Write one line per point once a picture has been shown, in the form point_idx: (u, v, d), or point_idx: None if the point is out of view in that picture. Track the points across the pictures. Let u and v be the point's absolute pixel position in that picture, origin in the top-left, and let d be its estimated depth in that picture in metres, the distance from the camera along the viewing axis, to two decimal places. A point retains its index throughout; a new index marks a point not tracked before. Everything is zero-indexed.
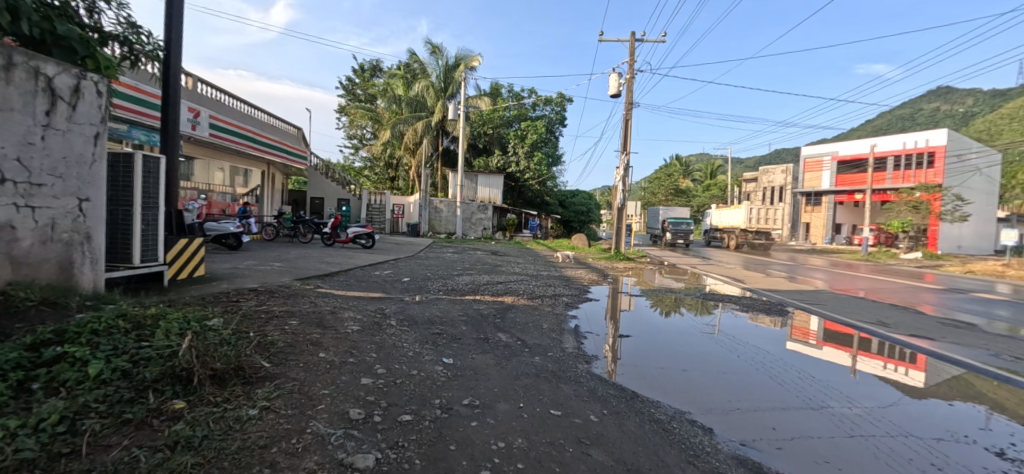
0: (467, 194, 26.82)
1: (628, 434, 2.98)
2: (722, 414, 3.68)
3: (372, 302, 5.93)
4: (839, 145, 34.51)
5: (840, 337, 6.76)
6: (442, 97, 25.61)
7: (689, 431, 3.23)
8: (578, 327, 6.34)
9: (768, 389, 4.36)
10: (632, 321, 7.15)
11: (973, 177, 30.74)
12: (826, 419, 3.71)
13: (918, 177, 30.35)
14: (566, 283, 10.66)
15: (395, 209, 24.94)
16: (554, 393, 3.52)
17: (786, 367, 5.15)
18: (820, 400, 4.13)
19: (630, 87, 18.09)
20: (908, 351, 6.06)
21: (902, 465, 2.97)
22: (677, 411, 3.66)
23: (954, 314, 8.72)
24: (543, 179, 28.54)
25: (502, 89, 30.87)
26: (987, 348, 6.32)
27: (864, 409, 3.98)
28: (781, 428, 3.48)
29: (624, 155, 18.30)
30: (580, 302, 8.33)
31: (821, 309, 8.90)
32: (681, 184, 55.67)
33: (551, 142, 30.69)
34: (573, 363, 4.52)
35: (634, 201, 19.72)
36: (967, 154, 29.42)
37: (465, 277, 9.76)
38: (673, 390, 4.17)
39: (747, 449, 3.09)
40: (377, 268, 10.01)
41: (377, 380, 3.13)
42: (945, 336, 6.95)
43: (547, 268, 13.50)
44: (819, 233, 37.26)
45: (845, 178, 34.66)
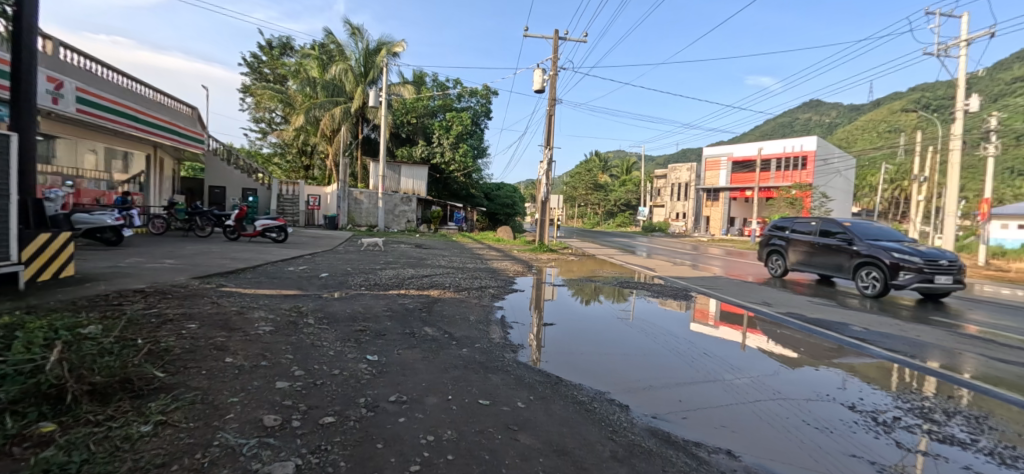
0: (390, 185, 25.99)
1: (554, 416, 3.12)
2: (638, 392, 3.98)
3: (286, 300, 5.54)
4: (734, 147, 38.52)
5: (734, 317, 7.60)
6: (362, 82, 24.45)
7: (609, 409, 3.46)
8: (504, 317, 6.46)
9: (674, 367, 4.78)
10: (555, 310, 7.41)
11: (835, 178, 36.07)
12: (721, 389, 4.17)
13: (795, 177, 34.93)
14: (492, 275, 10.76)
15: (310, 200, 23.48)
16: (482, 382, 3.57)
17: (691, 346, 5.69)
18: (717, 374, 4.64)
19: (552, 84, 18.64)
20: (787, 327, 7.00)
21: (783, 426, 3.42)
22: (598, 392, 3.88)
23: (821, 294, 10.28)
24: (468, 171, 28.41)
25: (426, 78, 29.86)
26: (846, 322, 7.48)
27: (752, 378, 4.55)
28: (687, 400, 3.86)
29: (548, 149, 18.86)
30: (506, 293, 8.46)
31: (719, 293, 9.87)
32: (600, 179, 58.45)
33: (476, 136, 30.42)
34: (500, 352, 4.61)
35: (557, 195, 20.35)
36: (831, 159, 34.42)
37: (388, 272, 9.44)
38: (594, 373, 4.42)
39: (657, 421, 3.38)
40: (291, 264, 9.33)
41: (294, 383, 2.93)
42: (815, 313, 8.12)
43: (474, 260, 13.58)
44: (717, 224, 41.36)
45: (738, 177, 38.82)
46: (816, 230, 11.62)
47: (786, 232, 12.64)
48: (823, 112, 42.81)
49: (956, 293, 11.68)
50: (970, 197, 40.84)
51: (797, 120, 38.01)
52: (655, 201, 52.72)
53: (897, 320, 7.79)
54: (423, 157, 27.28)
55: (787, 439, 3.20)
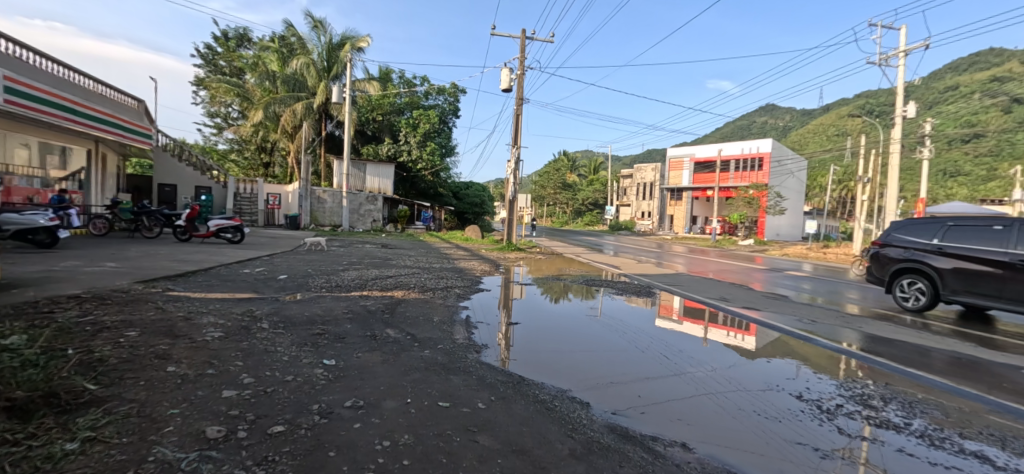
0: (354, 183, 25.31)
1: (514, 416, 3.14)
2: (599, 388, 4.04)
3: (239, 304, 5.30)
4: (696, 148, 39.83)
5: (694, 313, 7.86)
6: (325, 77, 23.74)
7: (569, 407, 3.51)
8: (470, 317, 6.43)
9: (635, 362, 4.89)
10: (522, 309, 7.43)
11: (789, 178, 37.91)
12: (678, 382, 4.31)
13: (752, 177, 36.47)
14: (459, 275, 10.70)
15: (269, 199, 22.59)
16: (443, 384, 3.55)
17: (653, 341, 5.85)
18: (676, 368, 4.78)
19: (520, 83, 18.70)
20: (743, 321, 7.30)
21: (734, 416, 3.56)
22: (560, 390, 3.92)
23: (774, 289, 10.78)
24: (436, 170, 28.04)
25: (392, 74, 29.31)
26: (797, 315, 7.87)
27: (708, 371, 4.72)
28: (646, 395, 3.96)
29: (516, 148, 18.91)
30: (473, 293, 8.43)
31: (681, 290, 10.19)
32: (568, 179, 59.15)
33: (444, 134, 30.08)
34: (464, 353, 4.59)
35: (525, 194, 20.43)
36: (785, 161, 36.15)
37: (351, 273, 9.21)
38: (558, 370, 4.46)
39: (616, 416, 3.45)
40: (246, 265, 8.95)
41: (242, 391, 2.81)
42: (769, 307, 8.49)
43: (440, 260, 13.48)
44: (680, 223, 42.67)
45: (699, 177, 40.19)
46: (1011, 242, 6.95)
47: (932, 242, 7.83)
48: (778, 116, 44.90)
49: None
50: (908, 197, 43.88)
51: (754, 123, 39.78)
52: (621, 200, 53.82)
53: (843, 313, 8.27)
54: (389, 155, 26.74)
55: (738, 429, 3.33)
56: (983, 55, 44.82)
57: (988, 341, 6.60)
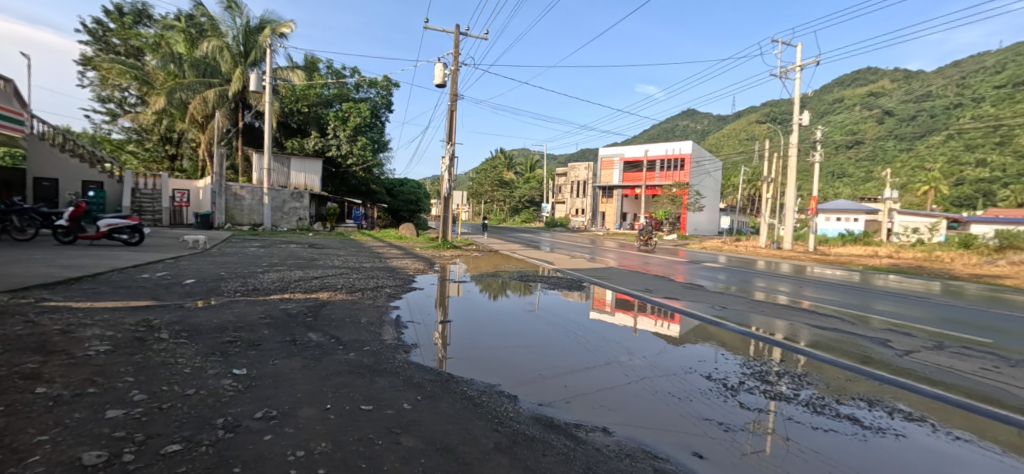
0: (277, 179, 23.68)
1: (441, 415, 3.12)
2: (529, 381, 4.13)
3: (135, 313, 4.76)
4: (625, 149, 41.86)
5: (623, 304, 8.26)
6: (241, 63, 21.94)
7: (497, 402, 3.54)
8: (400, 317, 6.26)
9: (565, 354, 5.06)
10: (456, 307, 7.37)
11: (706, 178, 41.02)
12: (603, 371, 4.52)
13: (675, 177, 39.01)
14: (391, 274, 10.41)
15: (175, 196, 20.52)
16: (367, 387, 3.44)
17: (583, 333, 6.07)
18: (603, 357, 5.01)
19: (454, 79, 18.47)
20: (666, 310, 7.80)
21: (652, 400, 3.81)
22: (489, 385, 3.95)
23: (693, 280, 11.62)
24: (368, 166, 26.91)
25: (319, 64, 27.69)
26: (713, 304, 8.55)
27: (631, 358, 5.00)
28: (572, 385, 4.11)
29: (451, 145, 18.71)
30: (405, 292, 8.22)
31: (610, 283, 10.67)
32: (505, 176, 59.58)
33: (376, 129, 28.95)
34: (392, 354, 4.47)
35: (461, 191, 20.25)
36: (703, 161, 39.07)
37: (271, 275, 8.61)
38: (489, 366, 4.49)
39: (543, 407, 3.55)
40: (146, 269, 8.06)
41: (132, 410, 2.54)
42: (688, 297, 9.15)
43: (372, 259, 13.01)
44: (611, 219, 44.66)
45: (628, 176, 42.32)
46: None
47: None
48: (698, 120, 48.39)
49: (796, 276, 13.96)
50: (805, 195, 49.35)
51: (676, 126, 42.58)
52: (556, 198, 55.19)
53: (751, 300, 9.12)
54: (316, 149, 25.26)
55: (655, 411, 3.57)
56: (863, 72, 51.41)
57: (863, 320, 7.62)
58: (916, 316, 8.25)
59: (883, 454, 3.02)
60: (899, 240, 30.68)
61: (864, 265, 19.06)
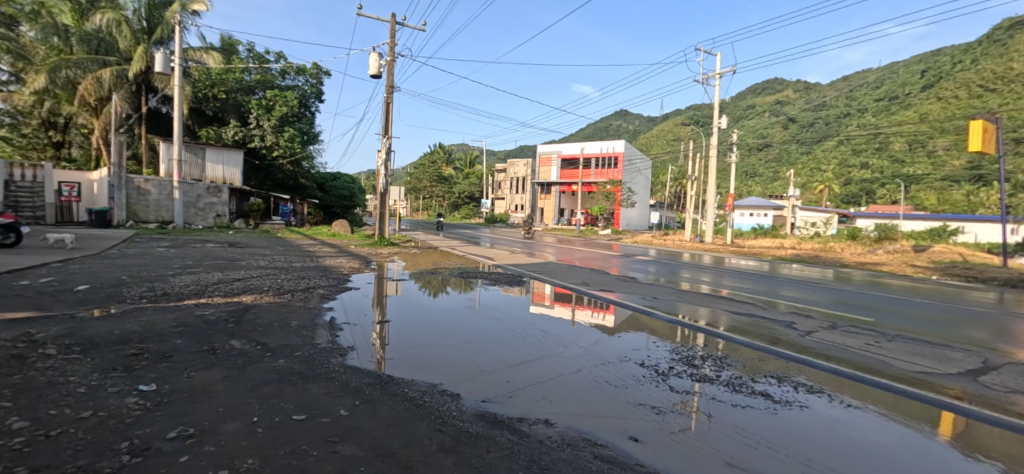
0: (190, 172, 21.59)
1: (381, 419, 3.00)
2: (471, 378, 4.09)
3: (9, 328, 4.09)
4: (562, 146, 42.93)
5: (562, 298, 8.48)
6: (145, 41, 19.66)
7: (439, 401, 3.48)
8: (334, 319, 5.94)
9: (508, 349, 5.08)
10: (395, 306, 7.15)
11: (637, 176, 43.18)
12: (545, 364, 4.60)
13: (609, 174, 40.64)
14: (324, 274, 9.86)
15: (63, 190, 18.11)
16: (300, 395, 3.23)
17: (525, 327, 6.14)
18: (544, 350, 5.10)
19: (390, 70, 17.85)
20: (603, 303, 8.11)
21: (591, 389, 3.93)
22: (431, 385, 3.86)
23: (627, 273, 12.20)
24: (297, 158, 25.23)
25: (238, 46, 25.45)
26: (645, 295, 9.02)
27: (571, 350, 5.12)
28: (515, 380, 4.13)
29: (387, 138, 18.08)
30: (339, 293, 7.82)
31: (549, 277, 10.91)
32: (444, 171, 58.76)
33: (305, 119, 27.21)
34: (325, 358, 4.23)
35: (398, 187, 19.65)
36: (635, 160, 41.10)
37: (184, 278, 7.80)
38: (431, 365, 4.39)
39: (486, 403, 3.53)
40: (25, 275, 6.96)
41: (9, 441, 2.19)
42: (623, 289, 9.59)
43: (302, 258, 12.26)
44: (549, 215, 45.63)
45: (565, 173, 43.48)
46: None
47: None
48: (630, 120, 50.76)
49: (717, 267, 15.15)
50: (723, 192, 53.61)
51: (610, 126, 44.33)
52: (496, 194, 55.39)
53: (678, 290, 9.74)
54: (236, 139, 23.25)
55: (594, 399, 3.69)
56: (772, 82, 56.76)
57: (773, 305, 8.45)
58: (815, 300, 9.28)
59: (791, 424, 3.36)
60: (801, 232, 34.38)
61: (773, 256, 21.13)
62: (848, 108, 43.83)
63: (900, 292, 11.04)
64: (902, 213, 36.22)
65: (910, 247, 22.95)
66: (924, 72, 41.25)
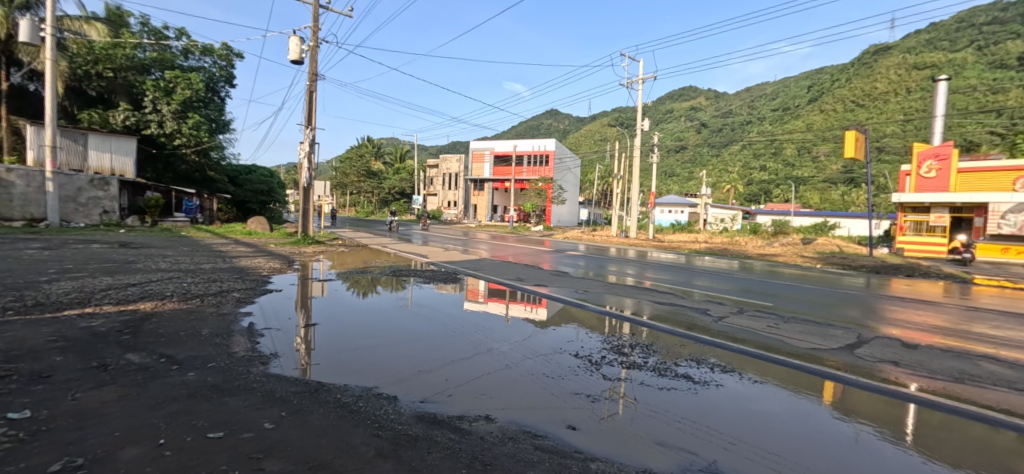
0: (67, 160, 18.76)
1: (310, 429, 2.80)
2: (407, 379, 3.95)
3: None
4: (495, 143, 43.15)
5: (497, 294, 8.51)
6: (4, 4, 16.61)
7: (374, 405, 3.32)
8: (253, 325, 5.44)
9: (444, 348, 4.99)
10: (323, 308, 6.72)
11: (568, 174, 44.58)
12: (482, 360, 4.58)
13: (540, 172, 41.54)
14: (239, 276, 9.02)
15: None
16: (215, 411, 2.92)
17: (461, 324, 6.08)
18: (481, 347, 5.08)
19: (313, 57, 16.76)
20: (536, 297, 8.26)
21: (528, 382, 3.98)
22: (365, 388, 3.68)
23: (558, 267, 12.55)
24: (204, 148, 22.82)
25: (128, 18, 22.37)
26: (576, 288, 9.34)
27: (507, 345, 5.15)
28: (453, 377, 4.06)
29: (310, 130, 16.97)
30: (257, 296, 7.19)
31: (483, 274, 10.91)
32: (373, 166, 56.51)
33: (213, 105, 24.67)
34: (244, 368, 3.86)
35: (322, 182, 18.55)
36: (565, 158, 42.39)
37: (64, 284, 6.74)
38: (365, 368, 4.17)
39: (424, 404, 3.43)
40: None
41: None
42: (555, 283, 9.84)
43: (213, 259, 11.14)
44: (482, 212, 45.65)
45: (498, 169, 43.76)
46: None
47: None
48: (560, 119, 52.23)
49: (640, 260, 16.12)
50: (645, 190, 57.16)
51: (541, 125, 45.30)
52: (428, 190, 54.35)
53: (606, 282, 10.20)
54: (127, 125, 20.46)
55: (532, 392, 3.74)
56: (687, 89, 61.45)
57: (689, 294, 9.15)
58: (725, 288, 10.21)
59: (710, 402, 3.64)
60: (712, 228, 37.66)
61: (689, 250, 22.92)
62: (751, 116, 48.64)
63: (792, 279, 12.52)
64: (793, 210, 41.07)
65: (799, 240, 26.10)
66: (810, 87, 47.03)
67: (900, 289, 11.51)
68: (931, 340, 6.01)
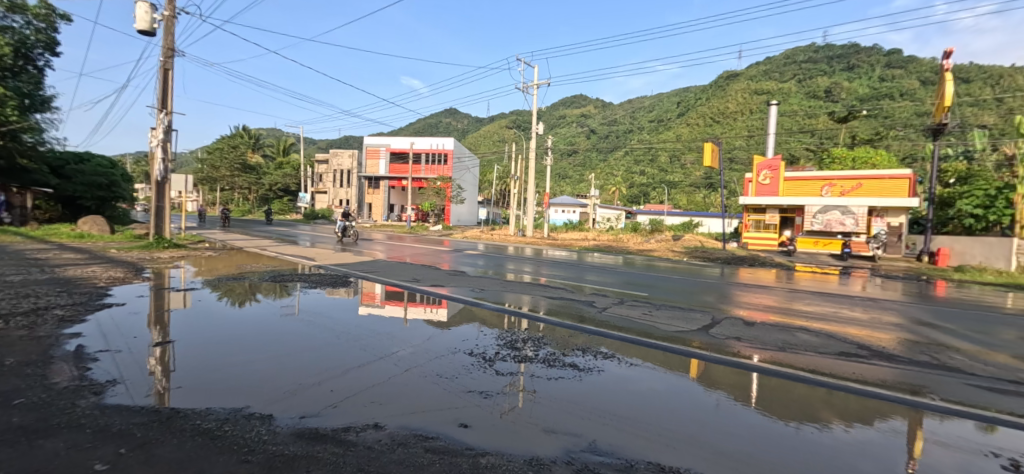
0: None
1: (160, 464, 2.40)
2: (286, 395, 3.60)
3: None
4: (391, 140, 41.50)
5: (395, 296, 8.23)
6: None
7: (244, 427, 2.96)
8: (83, 348, 4.49)
9: (331, 357, 4.65)
10: (183, 322, 5.82)
11: (467, 173, 44.67)
12: (374, 367, 4.34)
13: (439, 171, 41.03)
14: (65, 288, 7.39)
15: None
16: (21, 458, 2.36)
17: (353, 330, 5.75)
18: (375, 353, 4.83)
19: (169, 30, 14.44)
20: (434, 298, 8.15)
21: (423, 385, 3.89)
22: (233, 410, 3.27)
23: (457, 267, 12.53)
24: (14, 130, 18.29)
25: None
26: (474, 287, 9.42)
27: (403, 349, 4.97)
28: (339, 388, 3.80)
29: (165, 115, 14.59)
30: (92, 312, 5.95)
31: (377, 276, 10.43)
32: (250, 159, 50.58)
33: (27, 76, 19.85)
34: (68, 401, 3.18)
35: (184, 175, 16.07)
36: (464, 158, 42.45)
37: None
38: (233, 388, 3.70)
39: (305, 420, 3.15)
40: None
41: None
42: (452, 283, 9.81)
43: (27, 269, 8.99)
44: (378, 211, 43.70)
45: (394, 167, 42.19)
46: None
47: None
48: (459, 119, 52.26)
49: (537, 257, 16.85)
50: (540, 191, 59.79)
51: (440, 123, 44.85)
52: (316, 187, 50.30)
53: (504, 280, 10.44)
54: None
55: (426, 395, 3.66)
56: (578, 97, 65.85)
57: (578, 288, 9.80)
58: (610, 281, 11.15)
59: (592, 387, 3.93)
60: (600, 226, 40.82)
61: (580, 247, 24.57)
62: (632, 125, 53.75)
63: (666, 272, 14.13)
64: (666, 210, 46.37)
65: (670, 236, 29.56)
66: (679, 103, 53.63)
67: (745, 277, 13.68)
68: (765, 317, 7.25)
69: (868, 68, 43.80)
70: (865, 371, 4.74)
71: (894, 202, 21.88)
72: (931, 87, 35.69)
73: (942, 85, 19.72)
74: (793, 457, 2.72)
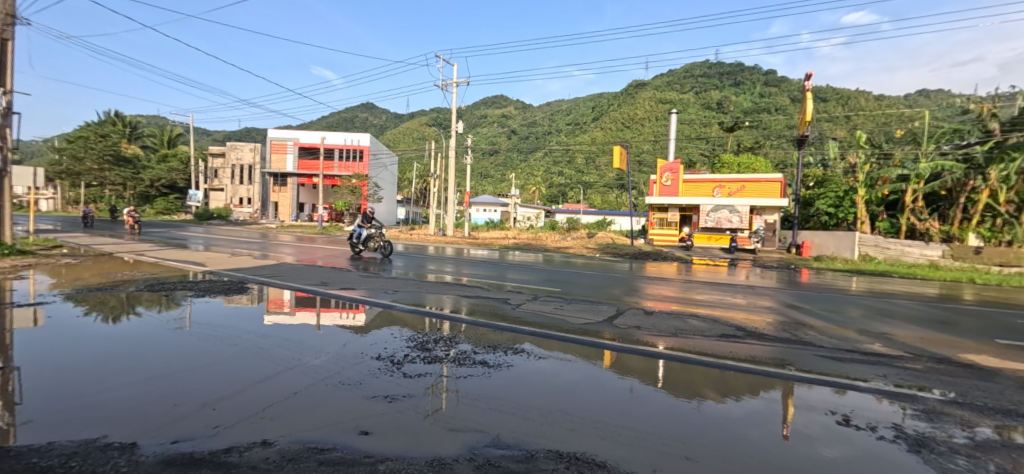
0: None
1: None
2: (157, 418, 3.16)
3: None
4: (300, 134, 38.54)
5: (307, 301, 7.67)
6: None
7: (97, 461, 2.54)
8: None
9: (218, 372, 4.18)
10: (28, 342, 4.88)
11: (384, 171, 42.94)
12: (269, 379, 3.98)
13: (354, 168, 38.98)
14: None
15: None
16: None
17: (248, 340, 5.21)
18: (272, 364, 4.42)
19: None
20: (347, 302, 7.72)
21: (324, 395, 3.64)
22: (86, 441, 2.81)
23: (371, 268, 11.96)
24: None
25: None
26: (390, 289, 9.08)
27: (304, 358, 4.61)
28: (225, 406, 3.43)
29: (4, 95, 12.22)
30: None
31: (281, 280, 9.62)
32: (124, 150, 43.91)
33: None
34: None
35: (31, 167, 13.46)
36: (381, 155, 40.76)
37: None
38: (87, 416, 3.16)
39: (177, 444, 2.79)
40: None
41: None
42: (365, 285, 9.36)
43: None
44: (285, 211, 40.41)
45: (304, 163, 39.30)
46: None
47: None
48: (375, 114, 50.05)
49: (458, 257, 16.67)
50: (461, 190, 59.32)
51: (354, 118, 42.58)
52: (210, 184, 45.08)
53: (422, 281, 10.18)
54: None
55: (325, 405, 3.44)
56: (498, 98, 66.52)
57: (497, 286, 9.87)
58: (529, 279, 11.38)
59: (502, 382, 3.98)
60: (521, 224, 41.56)
61: (501, 245, 24.78)
62: (551, 127, 55.52)
63: (582, 268, 14.76)
64: (582, 209, 48.55)
65: (586, 234, 31.02)
66: (593, 108, 56.45)
67: (652, 271, 14.76)
68: (665, 306, 7.90)
69: (751, 85, 49.73)
70: (741, 350, 5.37)
71: (769, 202, 25.16)
72: (798, 104, 41.46)
73: (805, 102, 22.87)
74: (677, 431, 2.99)
